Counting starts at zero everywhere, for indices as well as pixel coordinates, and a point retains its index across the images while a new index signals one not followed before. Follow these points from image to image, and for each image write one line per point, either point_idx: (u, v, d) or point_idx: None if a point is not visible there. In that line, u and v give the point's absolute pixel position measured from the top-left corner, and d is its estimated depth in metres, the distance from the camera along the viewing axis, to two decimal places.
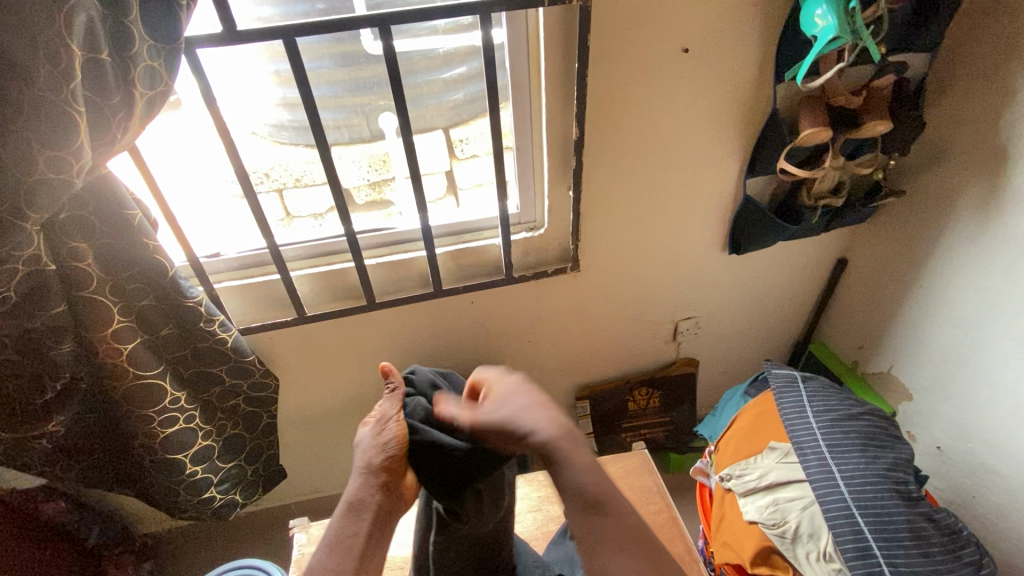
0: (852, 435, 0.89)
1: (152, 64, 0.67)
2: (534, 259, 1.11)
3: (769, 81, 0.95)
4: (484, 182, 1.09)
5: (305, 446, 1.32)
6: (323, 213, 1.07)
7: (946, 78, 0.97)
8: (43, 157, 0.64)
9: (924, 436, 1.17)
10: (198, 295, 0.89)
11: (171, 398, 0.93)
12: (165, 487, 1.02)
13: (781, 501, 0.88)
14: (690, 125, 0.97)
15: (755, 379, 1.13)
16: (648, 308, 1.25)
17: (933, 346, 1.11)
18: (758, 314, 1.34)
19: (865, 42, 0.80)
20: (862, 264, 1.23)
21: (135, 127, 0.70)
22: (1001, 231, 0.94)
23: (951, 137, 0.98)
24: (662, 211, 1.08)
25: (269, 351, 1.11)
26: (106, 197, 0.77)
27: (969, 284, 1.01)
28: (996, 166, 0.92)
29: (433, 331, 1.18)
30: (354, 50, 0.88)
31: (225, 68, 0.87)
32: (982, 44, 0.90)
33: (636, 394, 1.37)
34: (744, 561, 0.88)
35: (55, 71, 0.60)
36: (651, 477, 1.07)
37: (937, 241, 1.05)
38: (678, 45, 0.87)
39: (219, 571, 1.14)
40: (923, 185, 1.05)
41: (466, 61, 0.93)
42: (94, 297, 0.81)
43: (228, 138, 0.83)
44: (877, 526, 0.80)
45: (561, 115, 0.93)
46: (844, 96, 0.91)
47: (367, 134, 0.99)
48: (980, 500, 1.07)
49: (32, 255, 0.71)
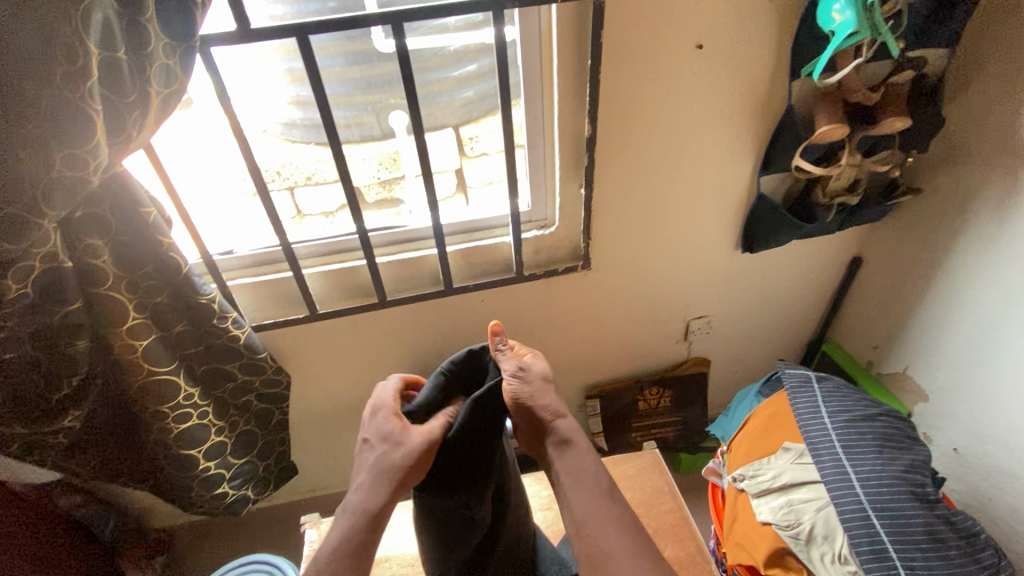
0: (868, 436, 0.88)
1: (168, 62, 0.68)
2: (544, 257, 1.11)
3: (784, 77, 0.93)
4: (495, 180, 1.09)
5: (315, 442, 1.33)
6: (335, 211, 1.07)
7: (966, 73, 0.95)
8: (61, 154, 0.64)
9: (940, 437, 1.16)
10: (211, 293, 0.89)
11: (185, 394, 0.93)
12: (178, 482, 1.03)
13: (795, 502, 0.87)
14: (703, 122, 0.96)
15: (768, 378, 1.12)
16: (659, 306, 1.24)
17: (950, 346, 1.09)
18: (770, 314, 1.33)
19: (884, 37, 0.78)
20: (878, 263, 1.21)
21: (150, 125, 0.71)
22: (1022, 230, 0.92)
23: (970, 133, 0.97)
24: (674, 209, 1.07)
25: (281, 348, 1.12)
26: (122, 195, 0.77)
27: (988, 283, 0.99)
28: (1017, 163, 0.90)
29: (443, 329, 1.18)
30: (366, 48, 0.88)
31: (238, 66, 0.87)
32: (1003, 39, 0.88)
33: (646, 393, 1.36)
34: (757, 562, 0.87)
35: (72, 69, 0.61)
36: (662, 477, 1.06)
37: (955, 240, 1.03)
38: (692, 41, 0.86)
39: (232, 566, 1.16)
40: (941, 183, 1.04)
41: (477, 58, 0.92)
42: (110, 294, 0.81)
43: (241, 136, 0.83)
44: (893, 528, 0.79)
45: (572, 113, 0.92)
46: (862, 91, 0.89)
47: (378, 132, 0.99)
48: (997, 502, 1.05)
49: (49, 252, 0.71)
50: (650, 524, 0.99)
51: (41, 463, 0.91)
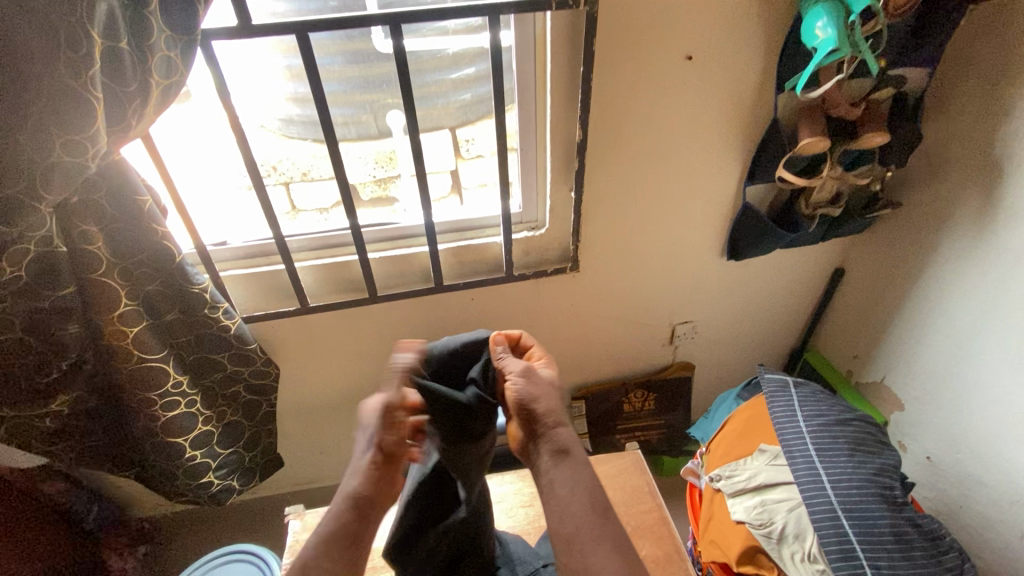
0: (841, 439, 0.91)
1: (169, 54, 0.70)
2: (534, 258, 1.13)
3: (770, 91, 0.96)
4: (488, 182, 1.11)
5: (303, 435, 1.34)
6: (329, 208, 1.09)
7: (944, 92, 0.99)
8: (60, 140, 0.66)
9: (915, 445, 1.18)
10: (204, 283, 0.91)
11: (173, 382, 0.94)
12: (164, 471, 1.03)
13: (769, 502, 0.89)
14: (691, 132, 0.99)
15: (748, 383, 1.15)
16: (646, 310, 1.27)
17: (926, 356, 1.12)
18: (755, 320, 1.35)
19: (863, 55, 0.81)
20: (859, 274, 1.24)
21: (149, 114, 0.72)
22: (994, 244, 0.95)
23: (948, 150, 1.00)
24: (661, 215, 1.10)
25: (272, 340, 1.13)
26: (119, 182, 0.79)
27: (962, 295, 1.02)
28: (991, 181, 0.94)
29: (432, 326, 1.19)
30: (365, 49, 0.90)
31: (238, 61, 0.89)
32: (980, 61, 0.92)
33: (631, 396, 1.38)
34: (730, 560, 0.89)
35: (74, 58, 0.62)
36: (643, 476, 1.08)
37: (931, 253, 1.07)
38: (682, 53, 0.89)
39: (214, 556, 1.16)
40: (920, 197, 1.07)
41: (474, 63, 0.95)
42: (103, 280, 0.82)
43: (239, 129, 0.85)
44: (861, 529, 0.81)
45: (565, 117, 0.95)
46: (843, 106, 0.92)
47: (374, 131, 1.01)
48: (968, 510, 1.08)
49: (44, 236, 0.73)
50: (630, 523, 1.01)
51: (26, 446, 0.91)
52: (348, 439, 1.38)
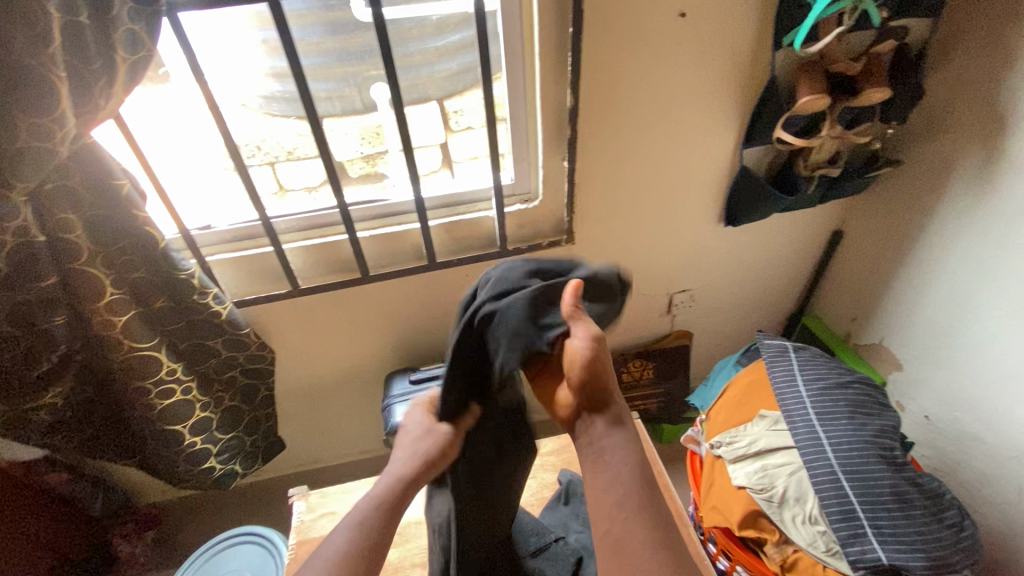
0: (841, 402, 0.91)
1: (134, 28, 0.66)
2: (528, 231, 1.11)
3: (768, 48, 0.93)
4: (480, 154, 1.07)
5: (303, 417, 1.34)
6: (317, 186, 1.05)
7: (948, 44, 0.95)
8: (26, 124, 0.63)
9: (913, 405, 1.19)
10: (190, 267, 0.88)
11: (167, 370, 0.92)
12: (163, 458, 1.03)
13: (770, 466, 0.90)
14: (686, 93, 0.95)
15: (746, 349, 1.16)
16: (643, 279, 1.25)
17: (925, 315, 1.11)
18: (752, 287, 1.35)
19: (866, 3, 0.79)
20: (858, 236, 1.23)
21: (118, 93, 0.69)
22: (996, 200, 0.94)
23: (950, 105, 0.97)
24: (655, 181, 1.07)
25: (265, 323, 1.12)
26: (93, 166, 0.76)
27: (964, 252, 1.01)
28: (994, 135, 0.91)
29: (427, 305, 1.18)
30: (345, 18, 0.86)
31: (211, 35, 0.85)
32: (987, 10, 0.88)
33: (629, 365, 1.38)
34: (731, 524, 0.90)
35: (33, 34, 0.59)
36: (643, 446, 1.09)
37: (932, 212, 1.05)
38: (675, 9, 0.85)
39: (221, 537, 1.17)
40: (921, 154, 1.05)
41: (459, 29, 0.90)
42: (84, 269, 0.80)
43: (216, 108, 0.81)
44: (861, 489, 0.82)
45: (555, 83, 0.91)
46: (843, 62, 0.90)
47: (359, 105, 0.97)
48: (965, 466, 1.10)
49: (20, 225, 0.70)
50: None
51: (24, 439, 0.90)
52: (347, 419, 1.37)
